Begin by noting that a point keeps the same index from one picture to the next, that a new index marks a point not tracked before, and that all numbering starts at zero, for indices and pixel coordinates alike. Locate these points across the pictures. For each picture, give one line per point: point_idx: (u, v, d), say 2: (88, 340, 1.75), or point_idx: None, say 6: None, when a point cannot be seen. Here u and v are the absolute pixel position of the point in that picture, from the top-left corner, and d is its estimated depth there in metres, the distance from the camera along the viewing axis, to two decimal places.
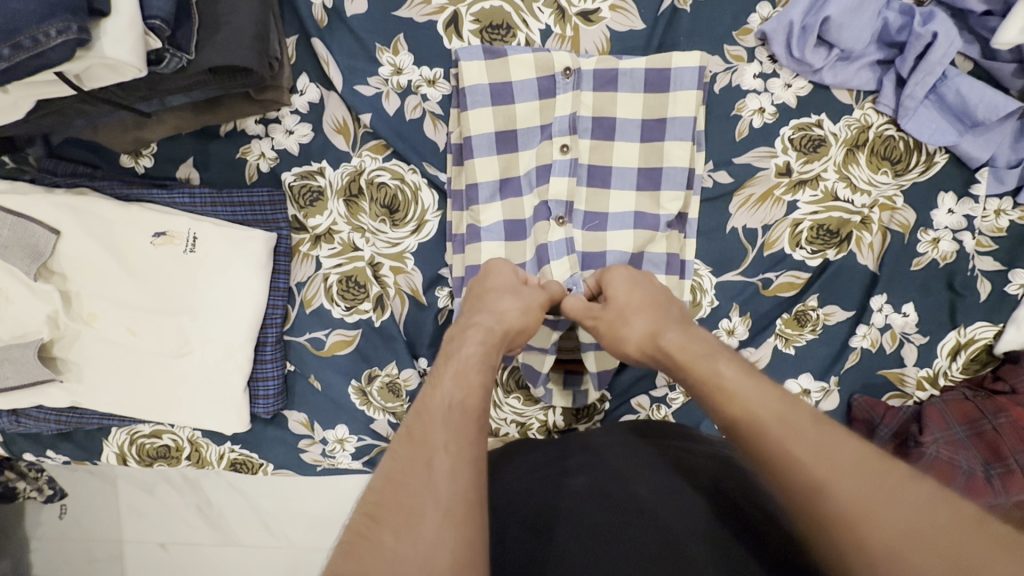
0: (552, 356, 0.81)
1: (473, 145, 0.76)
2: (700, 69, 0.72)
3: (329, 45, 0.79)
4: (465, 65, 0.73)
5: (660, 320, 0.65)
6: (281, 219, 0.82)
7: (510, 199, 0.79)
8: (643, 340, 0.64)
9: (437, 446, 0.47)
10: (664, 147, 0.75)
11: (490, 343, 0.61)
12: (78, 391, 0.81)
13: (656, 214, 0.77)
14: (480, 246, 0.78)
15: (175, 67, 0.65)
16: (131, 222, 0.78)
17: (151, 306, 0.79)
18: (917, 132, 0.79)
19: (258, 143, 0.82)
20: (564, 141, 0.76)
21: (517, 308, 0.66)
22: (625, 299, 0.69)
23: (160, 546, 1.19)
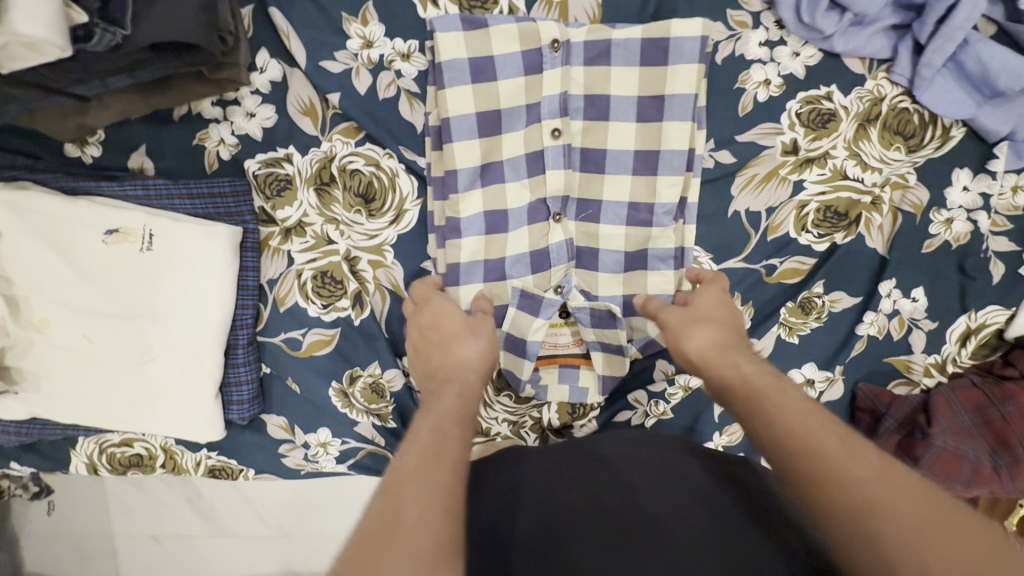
0: (531, 362, 0.76)
1: (453, 128, 0.69)
2: (702, 39, 0.65)
3: (290, 16, 0.71)
4: (440, 37, 0.66)
5: (733, 336, 0.58)
6: (246, 212, 0.75)
7: (490, 187, 0.72)
8: (707, 347, 0.56)
9: (414, 502, 0.40)
10: (662, 128, 0.69)
11: (471, 392, 0.53)
12: (37, 402, 0.75)
13: (650, 205, 0.72)
14: (460, 243, 0.72)
15: (109, 45, 0.57)
16: (78, 218, 0.70)
17: (108, 310, 0.73)
18: (933, 104, 0.73)
19: (217, 128, 0.74)
20: (555, 124, 0.70)
21: (488, 346, 0.60)
22: (708, 309, 0.62)
23: (152, 539, 1.16)
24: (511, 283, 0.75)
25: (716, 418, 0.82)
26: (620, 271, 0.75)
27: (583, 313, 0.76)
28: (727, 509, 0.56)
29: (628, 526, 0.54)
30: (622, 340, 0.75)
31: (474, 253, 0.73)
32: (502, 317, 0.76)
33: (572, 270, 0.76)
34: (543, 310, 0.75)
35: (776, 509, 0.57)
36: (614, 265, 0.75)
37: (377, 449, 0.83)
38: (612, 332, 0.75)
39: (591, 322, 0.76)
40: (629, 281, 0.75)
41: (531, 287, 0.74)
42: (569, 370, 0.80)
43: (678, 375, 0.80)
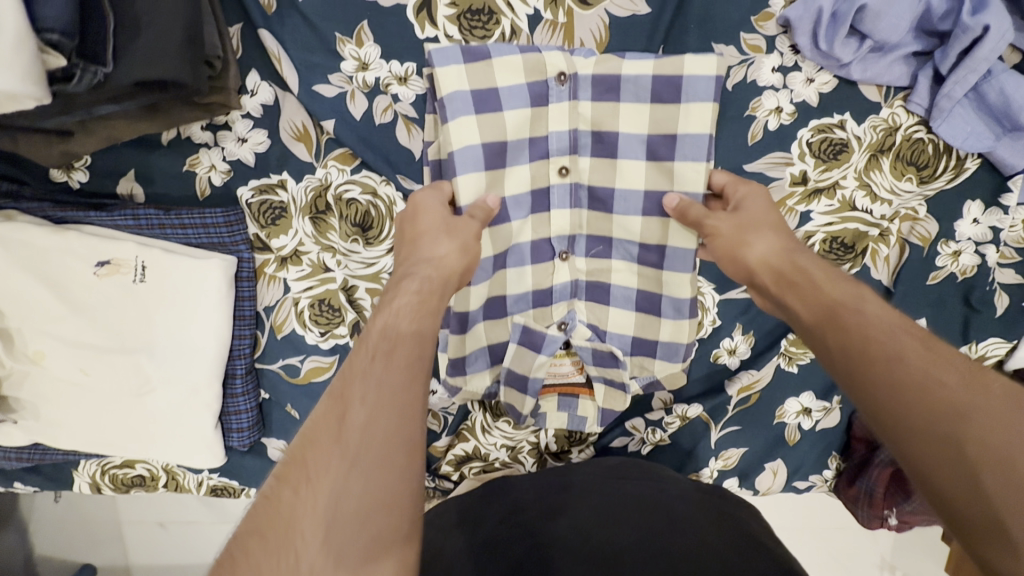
0: (533, 399, 0.76)
1: (457, 162, 0.63)
2: (716, 79, 0.62)
3: (280, 37, 0.68)
4: (440, 71, 0.62)
5: (794, 245, 0.59)
6: (240, 240, 0.73)
7: (497, 228, 0.68)
8: (768, 255, 0.59)
9: (355, 401, 0.45)
10: (674, 169, 0.66)
11: (424, 296, 0.56)
12: (36, 429, 0.75)
13: (662, 246, 0.69)
14: (468, 289, 0.69)
15: (91, 84, 0.54)
16: (68, 250, 0.69)
17: (102, 345, 0.71)
18: (949, 136, 0.71)
19: (207, 153, 0.72)
20: (563, 162, 0.68)
21: (456, 248, 0.59)
22: (754, 213, 0.61)
23: (159, 526, 1.18)
24: (512, 320, 0.74)
25: (713, 445, 0.84)
26: (632, 308, 0.74)
27: (585, 352, 0.76)
28: (708, 537, 0.59)
29: (609, 553, 0.57)
30: (624, 376, 0.75)
31: (480, 298, 0.70)
32: (504, 352, 0.75)
33: (575, 306, 0.76)
34: (544, 347, 0.74)
35: (766, 544, 0.59)
36: (626, 301, 0.74)
37: None
38: (614, 371, 0.76)
39: (594, 357, 0.76)
40: (640, 322, 0.74)
41: (532, 324, 0.74)
42: (569, 400, 0.80)
43: (676, 405, 0.82)
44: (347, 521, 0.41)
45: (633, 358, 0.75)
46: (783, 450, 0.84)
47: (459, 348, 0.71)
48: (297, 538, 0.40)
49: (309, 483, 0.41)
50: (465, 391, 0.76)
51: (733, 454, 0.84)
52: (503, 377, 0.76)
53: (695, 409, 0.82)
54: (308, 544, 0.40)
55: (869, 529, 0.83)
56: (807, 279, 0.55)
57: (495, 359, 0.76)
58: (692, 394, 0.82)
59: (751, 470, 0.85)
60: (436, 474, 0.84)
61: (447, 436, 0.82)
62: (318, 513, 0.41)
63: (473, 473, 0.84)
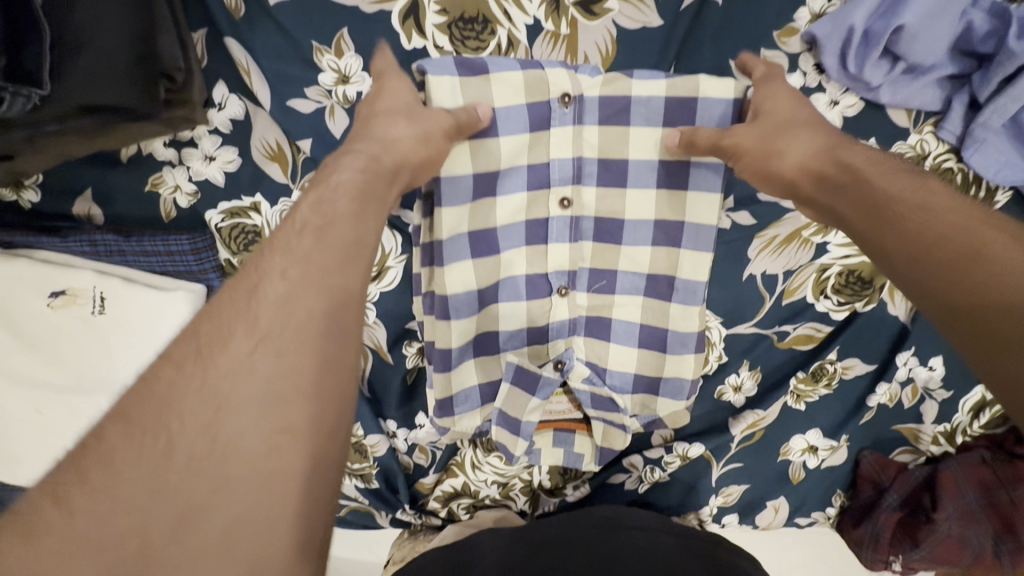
0: (525, 440, 0.71)
1: (443, 191, 0.58)
2: (733, 103, 0.57)
3: (249, 45, 0.61)
4: (433, 80, 0.55)
5: (834, 141, 0.50)
6: (209, 269, 0.68)
7: (482, 258, 0.63)
8: (805, 159, 0.50)
9: (272, 266, 0.35)
10: (686, 199, 0.61)
11: (372, 170, 0.45)
12: None
13: (672, 278, 0.64)
14: (450, 324, 0.63)
15: (24, 109, 0.48)
16: (21, 279, 0.63)
17: (61, 382, 0.66)
18: (982, 167, 0.65)
19: (172, 172, 0.66)
20: (565, 193, 0.62)
21: (416, 132, 0.50)
22: (784, 112, 0.52)
23: None
24: (505, 357, 0.69)
25: (714, 483, 0.80)
26: (634, 344, 0.68)
27: (583, 394, 0.71)
28: None
29: None
30: (625, 419, 0.71)
31: (464, 334, 0.65)
32: (495, 391, 0.70)
33: (573, 344, 0.70)
34: (539, 389, 0.69)
35: None
36: (628, 337, 0.68)
37: (362, 506, 0.80)
38: (616, 415, 0.71)
39: (592, 397, 0.71)
40: (642, 358, 0.69)
41: (527, 363, 0.69)
42: (565, 436, 0.75)
43: (676, 443, 0.78)
44: (255, 405, 0.30)
45: (635, 397, 0.71)
46: (786, 488, 0.80)
47: (444, 387, 0.66)
48: (170, 416, 0.29)
49: (194, 362, 0.30)
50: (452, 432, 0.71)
51: (734, 492, 0.80)
52: (493, 418, 0.71)
53: (698, 448, 0.78)
54: (184, 424, 0.29)
55: (871, 571, 0.80)
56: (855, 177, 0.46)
57: (486, 400, 0.71)
58: (693, 432, 0.79)
59: (753, 508, 0.81)
60: (423, 510, 0.79)
61: (435, 471, 0.78)
62: (202, 392, 0.30)
63: (464, 510, 0.80)
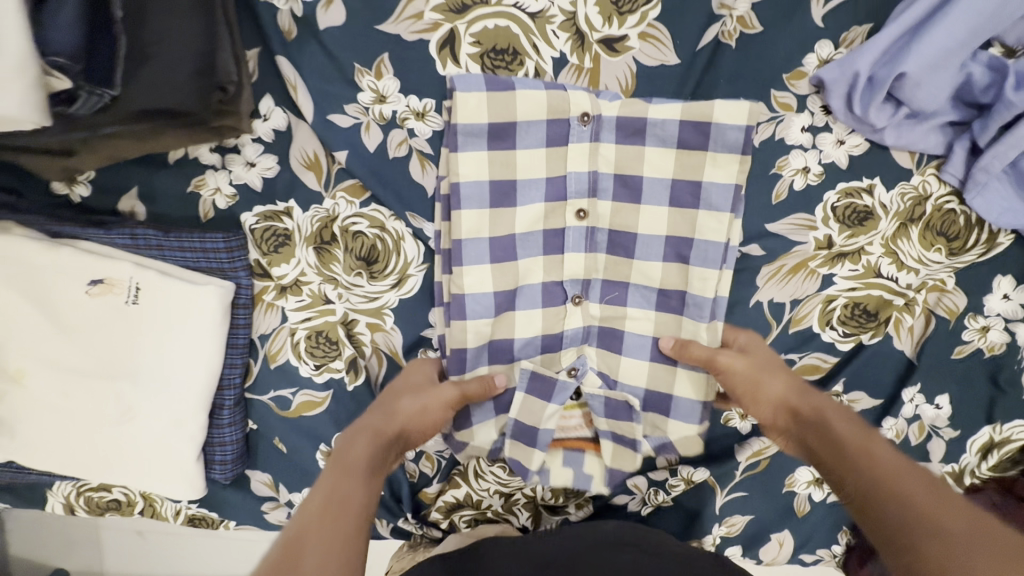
0: (541, 453, 0.72)
1: (463, 195, 0.63)
2: (747, 130, 0.60)
3: (298, 64, 0.66)
4: (461, 97, 0.60)
5: (805, 391, 0.66)
6: (239, 266, 0.71)
7: (502, 263, 0.66)
8: (786, 394, 0.65)
9: (310, 545, 0.47)
10: (698, 218, 0.64)
11: (376, 449, 0.60)
12: (11, 448, 0.72)
13: (683, 293, 0.67)
14: (465, 323, 0.67)
15: (96, 106, 0.54)
16: (60, 267, 0.66)
17: (88, 368, 0.68)
18: (983, 210, 0.68)
19: (214, 176, 0.70)
20: (581, 205, 0.66)
21: (420, 407, 0.66)
22: (762, 356, 0.68)
23: (138, 535, 1.13)
24: (519, 364, 0.70)
25: (718, 510, 0.79)
26: (647, 357, 0.70)
27: (596, 401, 0.73)
28: None
29: None
30: (636, 434, 0.72)
31: (478, 335, 0.67)
32: (510, 401, 0.72)
33: (585, 352, 0.72)
34: (554, 396, 0.71)
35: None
36: (640, 350, 0.70)
37: None
38: (626, 424, 0.72)
39: (606, 407, 0.73)
40: (654, 372, 0.70)
41: (541, 369, 0.70)
42: (575, 454, 0.76)
43: (681, 466, 0.78)
44: None
45: (648, 413, 0.72)
46: (791, 521, 0.80)
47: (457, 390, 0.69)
48: None
49: None
50: (469, 447, 0.74)
51: (738, 521, 0.79)
52: (509, 430, 0.72)
53: (702, 472, 0.78)
54: None
55: None
56: (825, 420, 0.61)
57: (501, 410, 0.72)
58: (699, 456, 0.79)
59: (757, 539, 0.80)
60: (425, 521, 0.80)
61: (438, 480, 0.79)
62: None
63: (464, 522, 0.80)
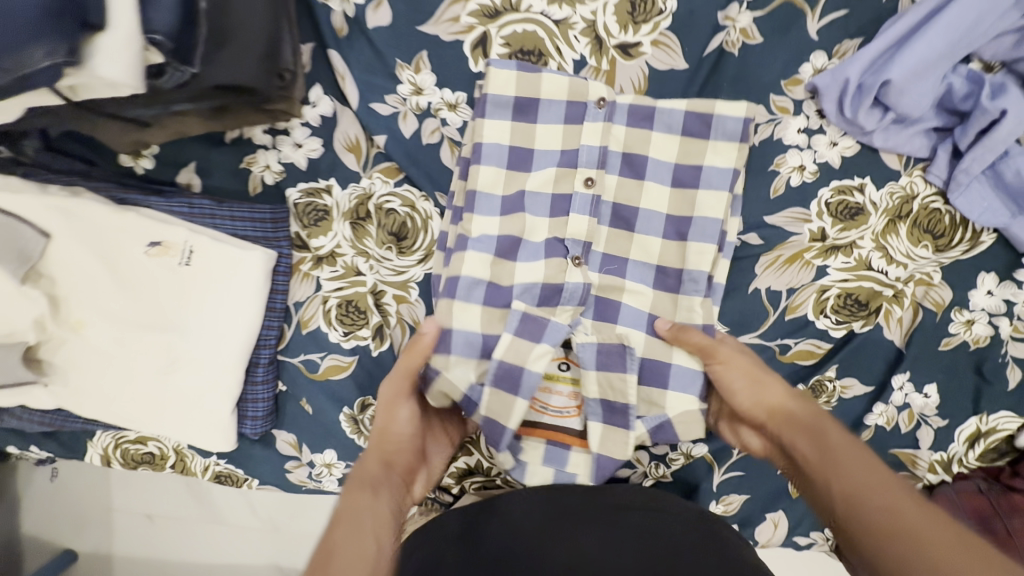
0: (525, 402, 0.71)
1: (482, 153, 0.72)
2: (745, 121, 0.68)
3: (347, 58, 0.75)
4: (494, 71, 0.70)
5: (796, 400, 0.68)
6: (282, 237, 0.78)
7: (511, 214, 0.73)
8: (782, 400, 0.68)
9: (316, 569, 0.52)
10: (697, 197, 0.71)
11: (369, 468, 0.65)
12: (64, 395, 0.78)
13: (680, 270, 0.73)
14: (464, 255, 0.72)
15: (177, 80, 0.61)
16: (122, 229, 0.73)
17: (142, 321, 0.75)
18: (966, 208, 0.74)
19: (265, 154, 0.78)
20: (590, 174, 0.72)
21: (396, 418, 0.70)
22: (760, 362, 0.71)
23: (148, 518, 1.09)
24: (514, 306, 0.73)
25: (715, 487, 0.83)
26: (642, 329, 0.75)
27: (588, 350, 0.75)
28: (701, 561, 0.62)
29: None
30: (629, 399, 0.73)
31: (475, 267, 0.72)
32: (496, 344, 0.72)
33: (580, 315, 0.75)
34: (546, 336, 0.72)
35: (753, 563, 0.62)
36: (635, 321, 0.75)
37: None
38: (619, 376, 0.73)
39: (597, 359, 0.75)
40: (648, 343, 0.74)
41: (535, 312, 0.73)
42: (559, 450, 0.78)
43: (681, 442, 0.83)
44: None
45: (642, 391, 0.74)
46: (784, 502, 0.83)
47: (446, 314, 0.71)
48: None
49: None
50: (441, 378, 0.72)
51: (734, 500, 0.83)
52: (491, 375, 0.72)
53: (701, 447, 0.82)
54: None
55: None
56: (819, 429, 0.64)
57: (484, 355, 0.72)
58: None
59: (753, 518, 0.84)
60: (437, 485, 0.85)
61: None
62: None
63: (473, 487, 0.85)
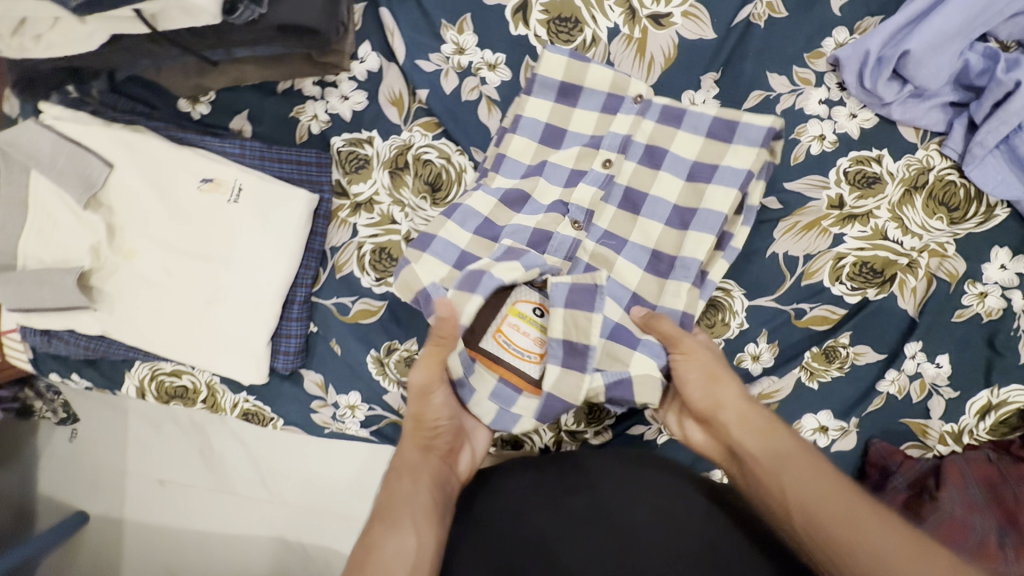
0: (479, 301, 0.67)
1: (520, 124, 0.78)
2: (770, 129, 0.71)
3: (397, 17, 0.81)
4: (548, 54, 0.77)
5: (748, 398, 0.67)
6: (324, 181, 0.83)
7: (529, 177, 0.77)
8: (738, 398, 0.66)
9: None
10: (707, 190, 0.72)
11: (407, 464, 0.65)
12: (109, 320, 0.82)
13: (674, 257, 0.73)
14: (471, 192, 0.76)
15: (246, 19, 0.68)
16: (181, 164, 0.79)
17: (191, 252, 0.80)
18: (981, 181, 0.77)
19: (313, 105, 0.83)
20: (610, 156, 0.75)
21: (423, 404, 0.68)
22: (713, 360, 0.69)
23: (160, 484, 0.98)
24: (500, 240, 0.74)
25: None
26: (624, 304, 0.74)
27: (560, 289, 0.70)
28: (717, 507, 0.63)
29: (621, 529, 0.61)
30: (591, 338, 0.68)
31: (479, 202, 0.75)
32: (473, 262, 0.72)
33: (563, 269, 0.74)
34: (523, 261, 0.71)
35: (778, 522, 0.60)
36: (618, 295, 0.74)
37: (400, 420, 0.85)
38: (585, 314, 0.69)
39: (568, 293, 0.70)
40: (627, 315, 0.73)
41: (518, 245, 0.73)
42: (508, 391, 0.72)
43: None
44: None
45: (607, 346, 0.71)
46: None
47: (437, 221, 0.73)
48: None
49: None
50: (408, 269, 0.72)
51: None
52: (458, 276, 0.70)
53: None
54: None
55: None
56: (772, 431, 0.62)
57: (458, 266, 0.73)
58: None
59: None
60: None
61: None
62: None
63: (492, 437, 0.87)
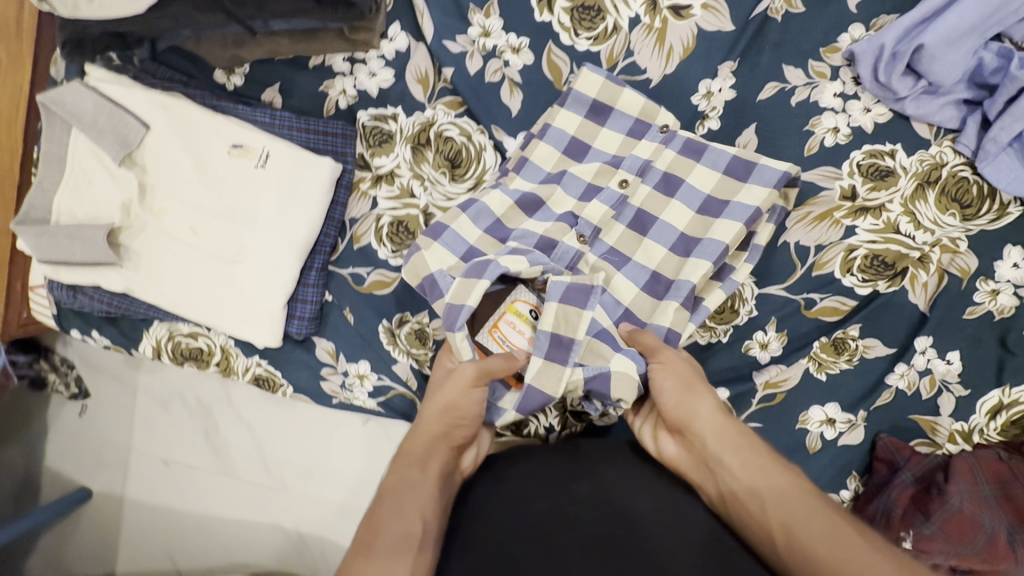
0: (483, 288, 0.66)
1: (547, 133, 0.80)
2: (785, 174, 0.71)
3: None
4: (585, 72, 0.80)
5: (717, 409, 0.65)
6: (349, 153, 0.86)
7: (547, 184, 0.78)
8: (713, 410, 0.64)
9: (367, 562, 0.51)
10: (713, 223, 0.73)
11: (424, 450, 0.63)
12: (133, 276, 0.85)
13: (672, 282, 0.73)
14: (490, 191, 0.77)
15: None
16: (214, 129, 0.83)
17: (217, 212, 0.83)
18: (994, 177, 0.78)
19: (342, 80, 0.86)
20: (627, 176, 0.76)
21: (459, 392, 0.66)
22: (686, 369, 0.66)
23: (162, 464, 1.00)
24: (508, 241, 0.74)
25: None
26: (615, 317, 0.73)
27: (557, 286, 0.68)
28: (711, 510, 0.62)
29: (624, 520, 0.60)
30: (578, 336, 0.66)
31: (497, 201, 0.76)
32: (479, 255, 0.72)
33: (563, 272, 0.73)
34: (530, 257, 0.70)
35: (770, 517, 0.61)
36: (612, 308, 0.74)
37: (408, 392, 0.86)
38: (577, 311, 0.67)
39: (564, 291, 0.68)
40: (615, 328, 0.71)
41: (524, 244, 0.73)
42: (499, 385, 0.71)
43: None
44: None
45: (591, 347, 0.69)
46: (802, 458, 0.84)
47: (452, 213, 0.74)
48: None
49: None
50: (418, 255, 0.73)
51: None
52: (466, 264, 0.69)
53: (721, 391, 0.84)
54: None
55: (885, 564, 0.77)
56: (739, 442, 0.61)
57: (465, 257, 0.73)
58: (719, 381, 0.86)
59: None
60: None
61: None
62: None
63: None
